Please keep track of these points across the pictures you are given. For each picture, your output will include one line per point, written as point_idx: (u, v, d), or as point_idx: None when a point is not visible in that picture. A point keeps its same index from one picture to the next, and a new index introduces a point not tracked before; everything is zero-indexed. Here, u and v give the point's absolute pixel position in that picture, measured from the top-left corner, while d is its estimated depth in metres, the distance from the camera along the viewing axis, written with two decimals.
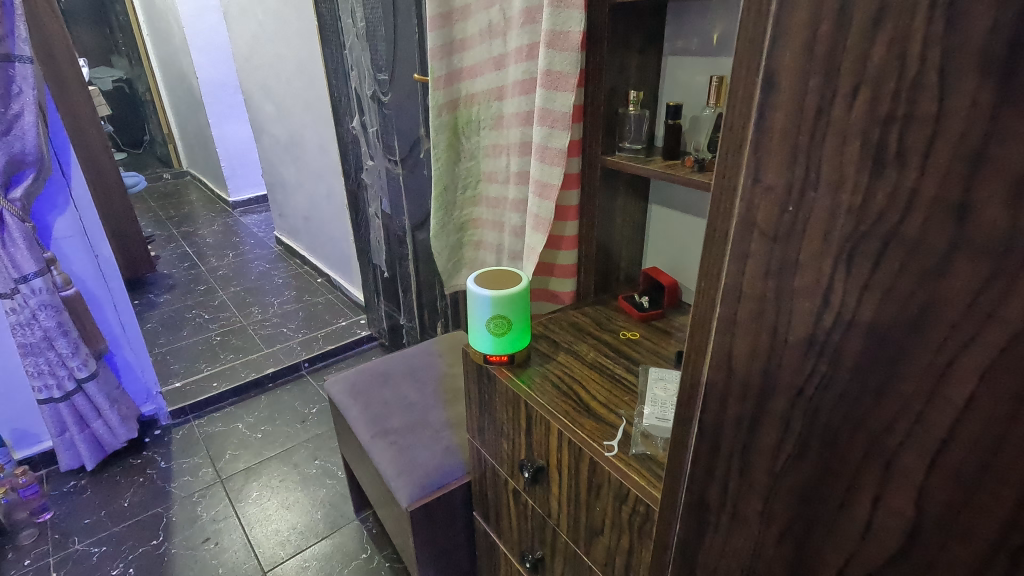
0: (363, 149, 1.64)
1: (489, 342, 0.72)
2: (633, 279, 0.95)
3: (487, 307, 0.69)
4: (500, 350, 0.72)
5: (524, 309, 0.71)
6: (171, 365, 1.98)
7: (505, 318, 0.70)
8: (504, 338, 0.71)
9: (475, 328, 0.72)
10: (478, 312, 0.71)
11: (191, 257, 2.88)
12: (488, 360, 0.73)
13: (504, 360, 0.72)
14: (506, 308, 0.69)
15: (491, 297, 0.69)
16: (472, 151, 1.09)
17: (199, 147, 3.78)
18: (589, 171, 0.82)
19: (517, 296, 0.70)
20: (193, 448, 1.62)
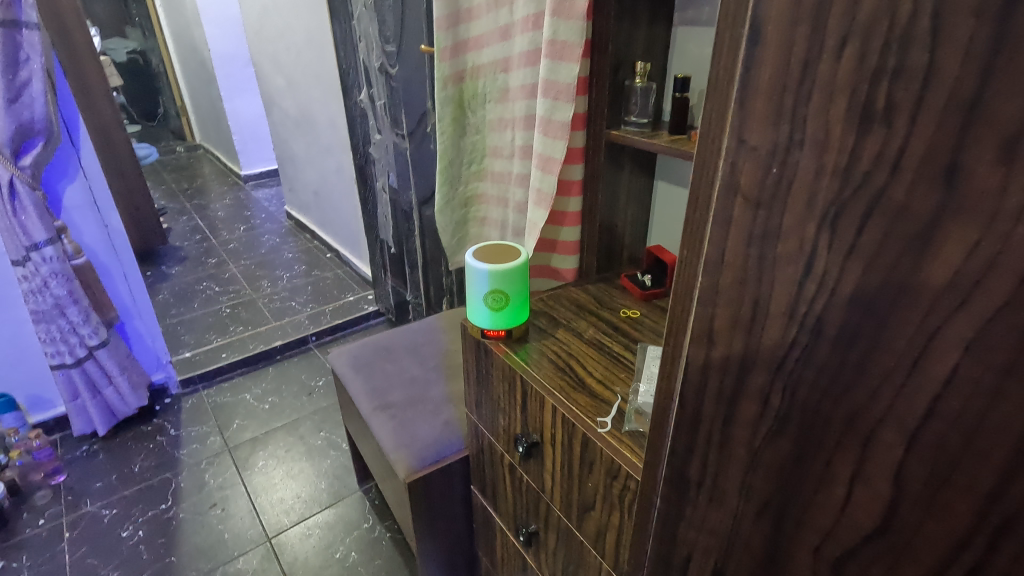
0: (371, 123, 1.63)
1: (486, 317, 0.71)
2: (637, 257, 0.93)
3: (484, 281, 0.69)
4: (497, 326, 0.72)
5: (523, 284, 0.70)
6: (182, 336, 2.01)
7: (503, 293, 0.69)
8: (501, 314, 0.71)
9: (473, 304, 0.72)
10: (476, 287, 0.70)
11: (202, 230, 2.91)
12: (485, 335, 0.73)
13: (501, 335, 0.72)
14: (504, 283, 0.69)
15: (489, 272, 0.68)
16: (478, 125, 1.08)
17: (211, 121, 3.79)
18: (592, 146, 0.80)
19: (516, 271, 0.69)
20: (202, 416, 1.65)
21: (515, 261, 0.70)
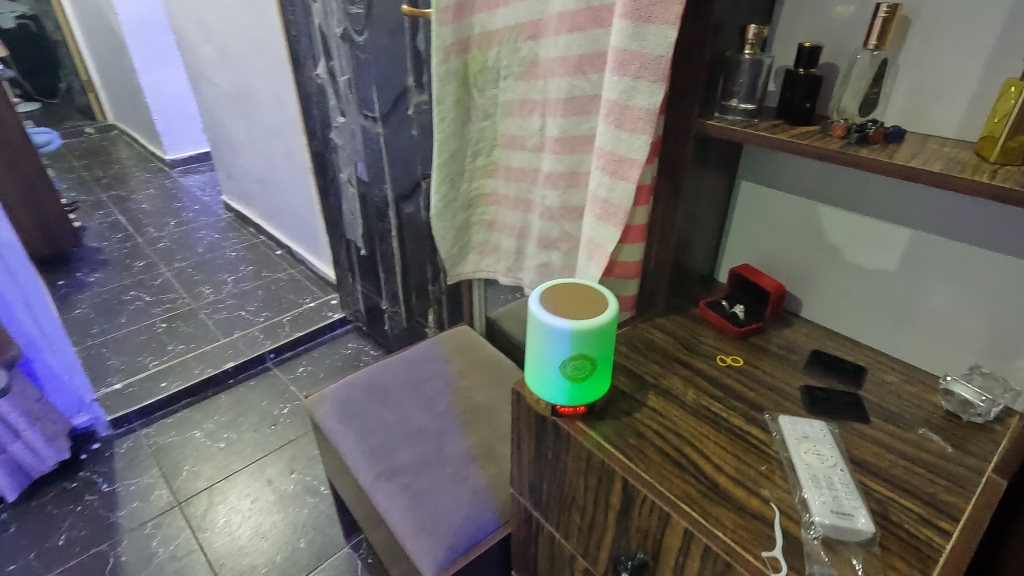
0: (332, 102, 1.36)
1: (561, 392, 0.51)
2: (709, 277, 0.75)
3: (562, 342, 0.48)
4: (575, 402, 0.52)
5: (611, 343, 0.50)
6: (108, 361, 1.69)
7: (588, 359, 0.49)
8: (582, 387, 0.51)
9: (542, 373, 0.51)
10: (548, 351, 0.50)
11: (124, 227, 2.52)
12: (557, 413, 0.53)
13: (579, 412, 0.52)
14: (589, 345, 0.49)
15: (571, 330, 0.48)
16: (489, 108, 0.84)
17: (125, 97, 3.31)
18: (672, 139, 0.60)
19: (606, 326, 0.49)
20: (142, 464, 1.37)
21: (601, 311, 0.50)
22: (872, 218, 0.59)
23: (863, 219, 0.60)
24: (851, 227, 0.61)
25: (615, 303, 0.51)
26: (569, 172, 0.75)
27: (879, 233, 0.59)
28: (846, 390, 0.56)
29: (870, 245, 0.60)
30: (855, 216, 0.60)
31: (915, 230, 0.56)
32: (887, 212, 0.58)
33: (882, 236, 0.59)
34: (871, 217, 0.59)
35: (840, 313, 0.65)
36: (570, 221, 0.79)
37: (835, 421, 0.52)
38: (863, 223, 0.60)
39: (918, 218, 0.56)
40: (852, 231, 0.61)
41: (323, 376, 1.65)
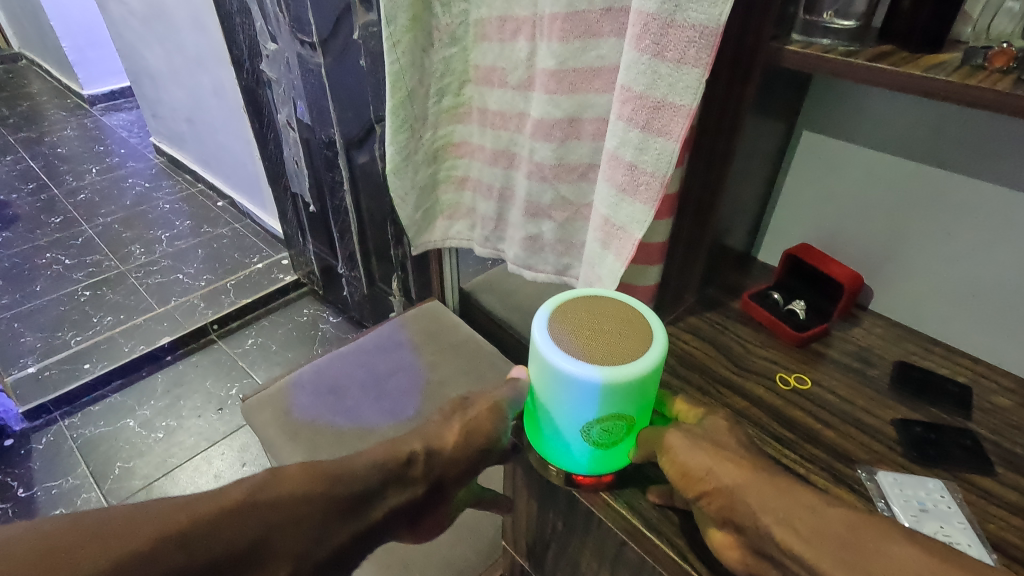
0: (259, 23, 1.09)
1: (585, 458, 0.37)
2: (748, 257, 0.59)
3: (590, 401, 0.33)
4: (604, 468, 0.38)
5: (656, 392, 0.35)
6: (22, 338, 1.46)
7: (624, 418, 0.34)
8: (613, 451, 0.36)
9: (555, 434, 0.36)
10: (565, 411, 0.34)
11: (37, 176, 2.19)
12: (574, 482, 0.38)
13: (606, 482, 0.38)
14: (627, 403, 0.33)
15: (603, 387, 0.32)
16: (456, 30, 0.63)
17: (27, 20, 2.83)
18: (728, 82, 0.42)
19: (650, 378, 0.33)
20: (65, 463, 1.18)
21: (644, 343, 0.33)
22: (978, 180, 0.43)
23: (965, 180, 0.44)
24: (946, 191, 0.45)
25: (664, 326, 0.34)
26: (568, 120, 0.57)
27: (1001, 205, 0.43)
28: (956, 426, 0.41)
29: (974, 215, 0.45)
30: (969, 183, 0.44)
31: None
32: (1013, 176, 0.42)
33: (990, 204, 0.44)
34: (993, 184, 0.43)
35: (930, 311, 0.50)
36: (567, 183, 0.61)
37: (950, 477, 0.38)
38: (977, 191, 0.44)
39: None
40: (950, 197, 0.45)
41: (275, 349, 1.47)
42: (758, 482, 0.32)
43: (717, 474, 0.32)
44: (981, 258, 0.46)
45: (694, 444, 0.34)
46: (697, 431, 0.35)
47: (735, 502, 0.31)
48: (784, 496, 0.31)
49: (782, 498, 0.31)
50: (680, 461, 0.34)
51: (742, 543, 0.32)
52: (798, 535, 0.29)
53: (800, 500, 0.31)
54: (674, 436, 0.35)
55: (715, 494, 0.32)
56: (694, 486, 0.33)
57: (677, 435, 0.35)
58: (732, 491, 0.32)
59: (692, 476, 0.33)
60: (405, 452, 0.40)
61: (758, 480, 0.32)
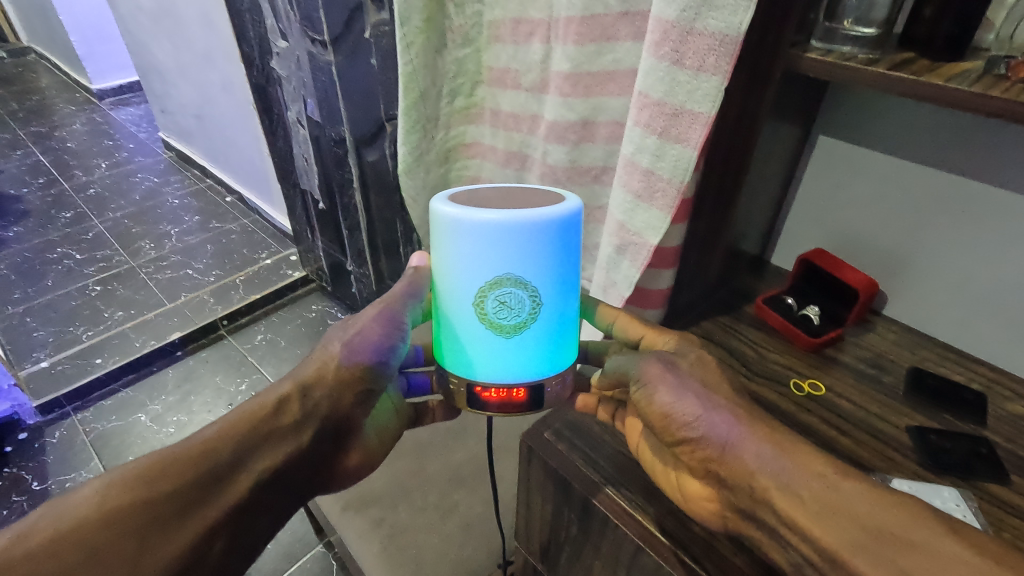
0: (269, 21, 1.09)
1: (487, 344, 0.40)
2: (761, 262, 0.59)
3: (485, 252, 0.37)
4: (509, 366, 0.41)
5: (543, 262, 0.38)
6: (34, 332, 1.47)
7: (523, 290, 0.39)
8: (516, 338, 0.40)
9: (459, 312, 0.40)
10: (466, 274, 0.38)
11: (47, 171, 2.20)
12: (479, 398, 0.42)
13: (518, 401, 0.42)
14: (504, 263, 0.37)
15: (479, 237, 0.37)
16: (470, 31, 0.62)
17: (35, 15, 2.84)
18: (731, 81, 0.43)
19: (524, 239, 0.37)
20: (78, 457, 1.20)
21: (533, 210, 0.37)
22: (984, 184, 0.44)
23: (973, 185, 0.44)
24: (949, 193, 0.46)
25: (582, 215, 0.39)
26: (583, 123, 0.56)
27: (1006, 210, 0.43)
28: (971, 434, 0.41)
29: (976, 219, 0.45)
30: (993, 191, 0.43)
31: None
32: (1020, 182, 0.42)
33: (991, 208, 0.44)
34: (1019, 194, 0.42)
35: (946, 315, 0.50)
36: (580, 185, 0.61)
37: (965, 486, 0.38)
38: (1001, 200, 0.43)
39: None
40: (956, 200, 0.45)
41: (284, 344, 1.48)
42: (753, 438, 0.34)
43: (709, 424, 0.35)
44: (980, 260, 0.46)
45: (682, 394, 0.37)
46: (686, 375, 0.38)
47: (725, 456, 0.34)
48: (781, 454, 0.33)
49: (779, 458, 0.33)
50: (665, 407, 0.37)
51: (728, 492, 0.35)
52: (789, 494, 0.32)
53: (804, 465, 0.32)
54: (658, 380, 0.38)
55: (704, 444, 0.35)
56: (684, 435, 0.36)
57: (660, 380, 0.38)
58: (725, 441, 0.35)
59: (681, 422, 0.36)
60: (273, 403, 0.44)
61: (754, 438, 0.34)
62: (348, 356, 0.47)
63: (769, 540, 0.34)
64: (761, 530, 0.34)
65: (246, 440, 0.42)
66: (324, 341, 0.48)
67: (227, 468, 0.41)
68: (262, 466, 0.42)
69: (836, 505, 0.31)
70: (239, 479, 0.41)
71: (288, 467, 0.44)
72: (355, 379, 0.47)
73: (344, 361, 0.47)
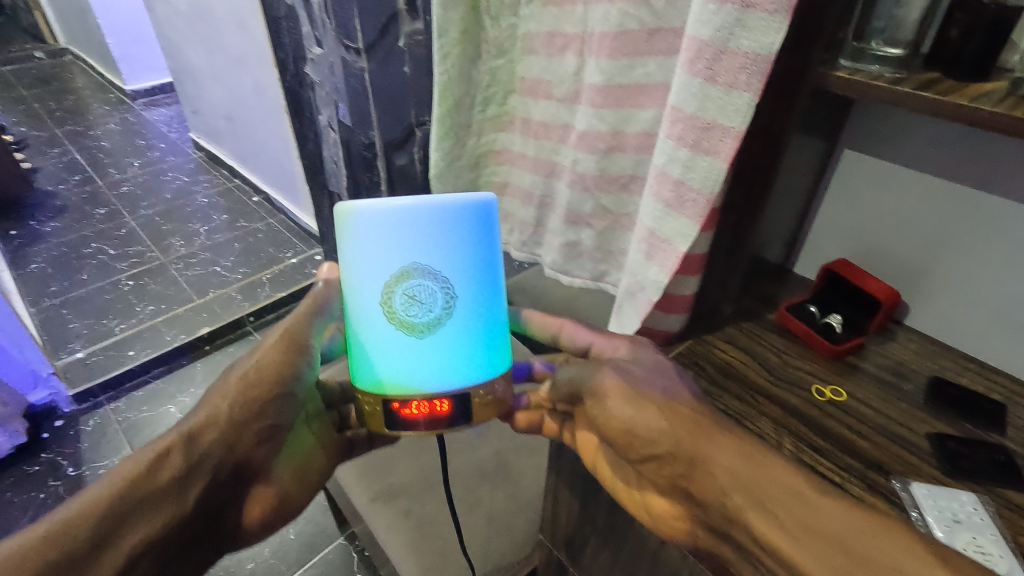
0: (306, 29, 1.13)
1: (401, 342, 0.44)
2: (784, 271, 0.60)
3: (390, 243, 0.43)
4: (423, 367, 0.44)
5: (441, 253, 0.43)
6: (70, 324, 1.53)
7: (432, 282, 0.43)
8: (428, 334, 0.44)
9: (370, 315, 0.44)
10: (376, 273, 0.43)
11: (82, 168, 2.28)
12: (398, 415, 0.44)
13: (443, 416, 0.44)
14: (403, 253, 0.43)
15: (378, 228, 0.42)
16: (504, 42, 0.64)
17: (74, 17, 2.94)
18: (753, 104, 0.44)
19: (420, 230, 0.42)
20: (110, 445, 1.24)
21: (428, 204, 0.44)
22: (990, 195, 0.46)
23: (982, 197, 0.46)
24: (955, 207, 0.48)
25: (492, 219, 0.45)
26: (613, 133, 0.59)
27: (1010, 222, 0.45)
28: (990, 442, 0.43)
29: (981, 230, 0.47)
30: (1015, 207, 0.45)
31: None
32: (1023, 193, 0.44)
33: (996, 220, 0.46)
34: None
35: (967, 326, 0.51)
36: (608, 193, 0.63)
37: (983, 491, 0.40)
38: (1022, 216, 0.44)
39: None
40: (964, 213, 0.48)
41: None
42: (721, 453, 0.35)
43: (673, 439, 0.37)
44: (991, 272, 0.48)
45: (640, 407, 0.39)
46: (642, 385, 0.40)
47: (694, 473, 0.36)
48: (751, 464, 0.34)
49: (747, 469, 0.34)
50: (625, 422, 0.40)
51: (702, 507, 0.36)
52: (755, 503, 0.33)
53: (772, 477, 0.33)
54: (615, 396, 0.41)
55: (675, 458, 0.37)
56: (649, 450, 0.39)
57: (617, 395, 0.41)
58: (693, 455, 0.36)
59: (648, 434, 0.39)
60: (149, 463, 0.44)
61: (725, 450, 0.35)
62: (244, 390, 0.51)
63: (744, 562, 0.35)
64: (734, 548, 0.35)
65: (122, 505, 0.42)
66: (211, 385, 0.51)
67: (95, 544, 0.41)
68: (132, 541, 0.42)
69: (815, 527, 0.31)
70: (106, 556, 0.41)
71: (167, 532, 0.45)
72: (257, 408, 0.51)
73: (240, 397, 0.51)
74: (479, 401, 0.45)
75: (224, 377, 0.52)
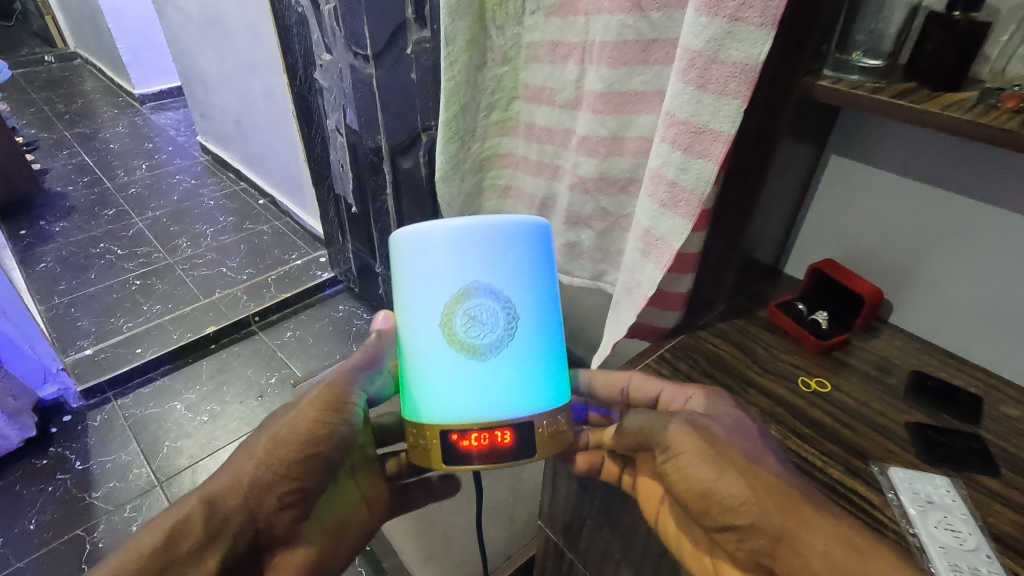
0: (316, 36, 1.16)
1: (461, 368, 0.41)
2: (774, 272, 0.63)
3: (449, 261, 0.40)
4: (485, 395, 0.41)
5: (504, 270, 0.41)
6: (78, 322, 1.55)
7: (492, 302, 0.41)
8: (491, 359, 0.41)
9: (426, 340, 0.42)
10: (432, 293, 0.41)
11: (91, 170, 2.31)
12: (456, 447, 0.41)
13: (504, 448, 0.41)
14: (463, 271, 0.40)
15: (438, 243, 0.40)
16: (509, 51, 0.67)
17: (85, 22, 2.98)
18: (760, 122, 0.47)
19: (483, 245, 0.40)
20: (118, 440, 1.26)
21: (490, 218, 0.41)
22: (982, 205, 0.48)
23: (969, 205, 0.48)
24: (957, 223, 0.50)
25: (548, 234, 0.43)
26: (612, 138, 0.62)
27: (1005, 234, 0.47)
28: (965, 431, 0.45)
29: (974, 241, 0.49)
30: (996, 214, 0.47)
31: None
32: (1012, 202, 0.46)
33: (990, 233, 0.48)
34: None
35: (949, 325, 0.53)
36: (607, 196, 0.66)
37: (956, 475, 0.42)
38: (1005, 222, 0.47)
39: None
40: (965, 227, 0.49)
41: (312, 342, 1.54)
42: (812, 532, 0.36)
43: (758, 513, 0.38)
44: (994, 285, 0.49)
45: (721, 472, 0.39)
46: (724, 446, 0.40)
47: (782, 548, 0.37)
48: (848, 552, 0.34)
49: (845, 555, 0.34)
50: (704, 485, 0.40)
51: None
52: None
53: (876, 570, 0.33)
54: (692, 455, 0.40)
55: (761, 531, 0.38)
56: (726, 516, 0.39)
57: (695, 456, 0.40)
58: (781, 530, 0.37)
59: (730, 504, 0.39)
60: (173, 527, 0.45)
61: (812, 528, 0.36)
62: (273, 450, 0.48)
63: None
64: None
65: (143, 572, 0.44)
66: (241, 443, 0.50)
67: None
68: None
69: None
70: None
71: None
72: (284, 471, 0.49)
73: (266, 458, 0.48)
74: (542, 431, 0.42)
75: (254, 436, 0.50)
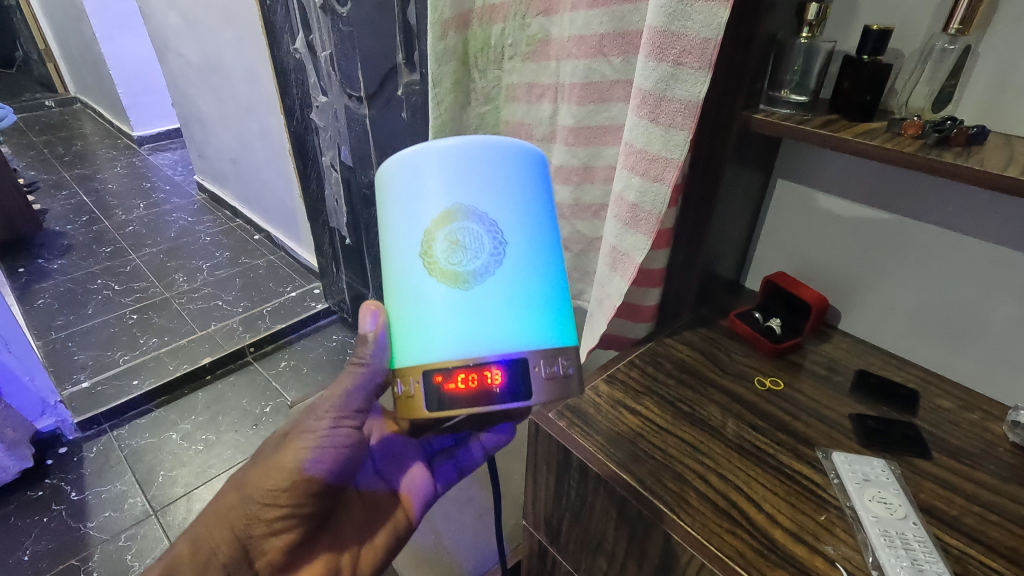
0: (312, 80, 1.24)
1: (444, 297, 0.41)
2: (735, 285, 0.69)
3: (434, 187, 0.40)
4: (471, 326, 0.40)
5: (486, 193, 0.40)
6: (75, 355, 1.58)
7: (474, 223, 0.40)
8: (473, 287, 0.40)
9: (412, 269, 0.41)
10: (417, 218, 0.41)
11: (89, 209, 2.37)
12: (442, 390, 0.40)
13: (492, 388, 0.40)
14: (444, 191, 0.40)
15: (423, 166, 0.40)
16: (491, 92, 0.74)
17: (86, 68, 3.09)
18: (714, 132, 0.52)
19: (464, 164, 0.40)
20: (113, 470, 1.28)
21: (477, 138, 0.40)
22: (914, 222, 0.54)
23: (904, 220, 0.54)
24: (897, 237, 0.55)
25: (542, 163, 0.43)
26: (584, 167, 0.68)
27: (940, 245, 0.53)
28: (902, 420, 0.50)
29: (911, 251, 0.55)
30: (930, 229, 0.53)
31: (953, 235, 0.52)
32: (943, 218, 0.52)
33: (927, 240, 0.53)
34: (945, 229, 0.52)
35: (889, 329, 0.59)
36: (583, 220, 0.73)
37: (893, 457, 0.47)
38: (933, 236, 0.53)
39: (950, 217, 0.51)
40: (903, 237, 0.55)
41: (306, 371, 1.57)
42: None
43: None
44: (938, 290, 0.54)
45: None
46: None
47: None
48: None
49: None
50: None
51: None
52: None
53: None
54: None
55: None
56: None
57: None
58: None
59: None
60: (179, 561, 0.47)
61: None
62: (249, 486, 0.48)
63: None
64: None
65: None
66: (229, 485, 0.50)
67: None
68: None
69: None
70: None
71: None
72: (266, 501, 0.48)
73: (243, 494, 0.48)
74: (538, 371, 0.41)
75: (246, 467, 0.50)
